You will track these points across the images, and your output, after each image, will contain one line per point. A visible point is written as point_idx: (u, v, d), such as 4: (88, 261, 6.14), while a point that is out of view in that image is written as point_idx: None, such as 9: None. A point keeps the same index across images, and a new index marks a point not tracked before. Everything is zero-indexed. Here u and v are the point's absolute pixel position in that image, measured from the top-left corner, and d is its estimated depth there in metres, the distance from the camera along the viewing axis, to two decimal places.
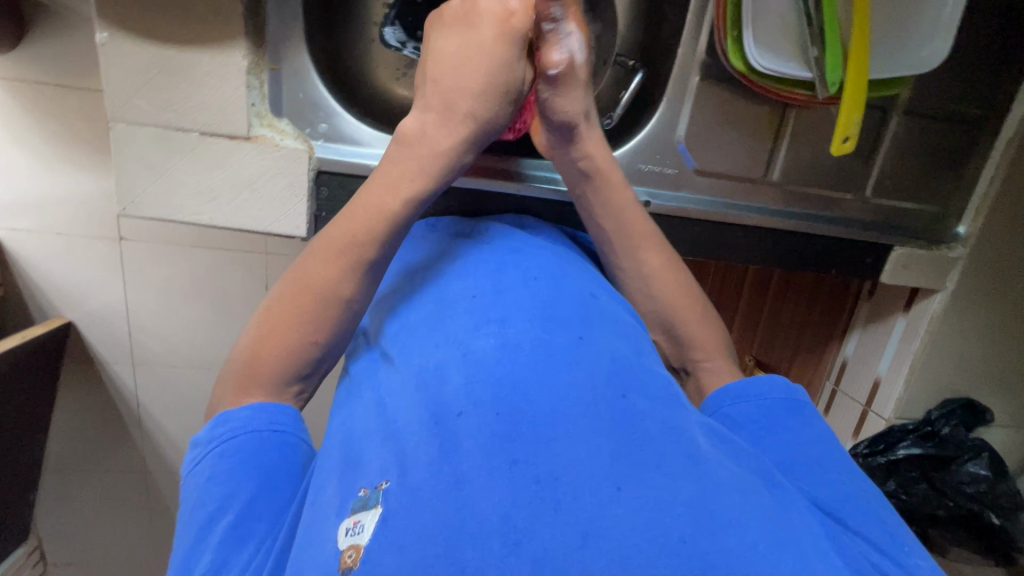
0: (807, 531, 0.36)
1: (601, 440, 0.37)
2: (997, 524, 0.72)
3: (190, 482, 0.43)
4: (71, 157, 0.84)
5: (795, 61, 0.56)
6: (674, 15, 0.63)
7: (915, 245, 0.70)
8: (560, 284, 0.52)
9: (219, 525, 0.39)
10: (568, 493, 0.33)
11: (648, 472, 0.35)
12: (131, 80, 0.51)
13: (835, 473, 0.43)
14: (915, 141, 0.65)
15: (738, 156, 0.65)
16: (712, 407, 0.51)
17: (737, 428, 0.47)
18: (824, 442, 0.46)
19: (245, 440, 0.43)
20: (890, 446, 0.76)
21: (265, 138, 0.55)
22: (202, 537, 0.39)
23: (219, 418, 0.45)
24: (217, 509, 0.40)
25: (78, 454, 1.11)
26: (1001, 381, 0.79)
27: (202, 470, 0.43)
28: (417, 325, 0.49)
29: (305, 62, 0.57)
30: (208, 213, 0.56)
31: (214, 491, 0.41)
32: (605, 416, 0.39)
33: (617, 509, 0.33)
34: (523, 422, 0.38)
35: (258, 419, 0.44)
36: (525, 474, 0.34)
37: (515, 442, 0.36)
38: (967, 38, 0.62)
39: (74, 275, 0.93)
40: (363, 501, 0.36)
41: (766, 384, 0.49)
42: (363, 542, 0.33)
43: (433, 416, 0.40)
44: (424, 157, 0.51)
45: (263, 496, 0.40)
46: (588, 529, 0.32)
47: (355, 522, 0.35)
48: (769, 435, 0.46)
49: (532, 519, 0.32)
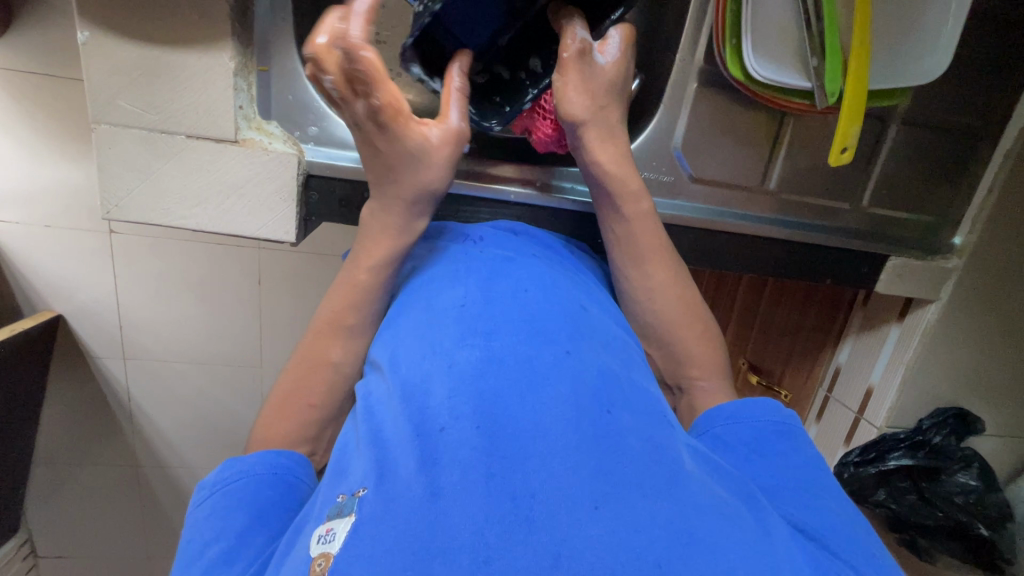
0: (788, 557, 0.35)
1: (581, 458, 0.36)
2: (985, 535, 0.73)
3: (189, 524, 0.43)
4: (59, 151, 0.83)
5: (795, 70, 0.55)
6: (672, 20, 0.62)
7: (910, 255, 0.70)
8: (550, 292, 0.50)
9: (208, 556, 0.39)
10: (543, 512, 0.33)
11: (628, 491, 0.35)
12: (114, 80, 0.50)
13: (825, 501, 0.41)
14: (914, 151, 0.65)
15: (735, 164, 0.64)
16: (702, 426, 0.49)
17: (726, 451, 0.45)
18: (814, 468, 0.44)
19: (246, 483, 0.44)
20: (880, 456, 0.76)
21: (253, 142, 0.54)
22: (192, 570, 0.39)
23: (226, 463, 0.46)
24: (211, 541, 0.40)
25: (66, 449, 1.10)
26: (993, 390, 0.79)
27: (202, 509, 0.43)
28: (406, 334, 0.48)
29: (294, 64, 0.56)
30: (195, 217, 0.55)
31: (209, 526, 0.41)
32: (588, 431, 0.38)
33: (592, 529, 0.32)
34: (503, 436, 0.37)
35: (262, 464, 0.46)
36: (502, 490, 0.34)
37: (493, 456, 0.36)
38: (970, 48, 0.61)
39: (62, 270, 0.92)
40: (339, 509, 0.36)
41: (758, 406, 0.48)
42: (333, 550, 0.33)
43: (416, 428, 0.39)
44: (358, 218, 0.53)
45: (253, 529, 0.40)
46: (561, 550, 0.31)
47: (327, 531, 0.35)
48: (759, 460, 0.44)
49: (505, 537, 0.31)
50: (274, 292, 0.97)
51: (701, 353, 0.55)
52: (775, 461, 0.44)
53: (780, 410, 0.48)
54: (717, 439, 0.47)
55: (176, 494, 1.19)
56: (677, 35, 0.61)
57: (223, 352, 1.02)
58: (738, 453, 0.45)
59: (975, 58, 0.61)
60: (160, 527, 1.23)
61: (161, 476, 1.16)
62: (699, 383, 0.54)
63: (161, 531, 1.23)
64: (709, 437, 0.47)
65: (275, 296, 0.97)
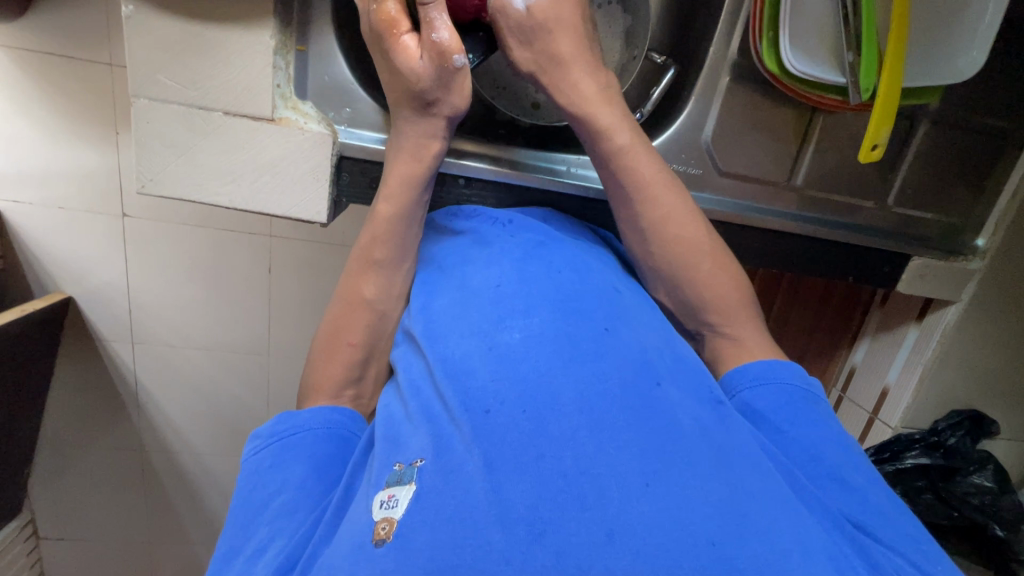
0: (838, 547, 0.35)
1: (628, 436, 0.36)
2: (1000, 536, 0.72)
3: (246, 470, 0.44)
4: (79, 129, 0.82)
5: (830, 65, 0.56)
6: (706, 14, 0.62)
7: (934, 255, 0.70)
8: (585, 274, 0.51)
9: (273, 507, 0.40)
10: (594, 487, 0.33)
11: (679, 471, 0.35)
12: (154, 56, 0.50)
13: (859, 480, 0.41)
14: (941, 152, 0.65)
15: (763, 160, 0.64)
16: (727, 388, 0.49)
17: (755, 417, 0.46)
18: (847, 447, 0.44)
19: (305, 437, 0.45)
20: (896, 455, 0.77)
21: (289, 121, 0.54)
22: (255, 518, 0.40)
23: (283, 415, 0.47)
24: (275, 492, 0.41)
25: (74, 430, 1.10)
26: (1009, 393, 0.79)
27: (260, 458, 0.44)
28: (446, 309, 0.49)
29: (332, 45, 0.57)
30: (229, 193, 0.55)
31: (271, 479, 0.42)
32: (634, 409, 0.38)
33: (644, 505, 0.33)
34: (552, 414, 0.37)
35: (315, 419, 0.47)
36: (552, 467, 0.34)
37: (542, 436, 0.36)
38: (1001, 50, 0.61)
39: (81, 249, 0.92)
40: (398, 476, 0.37)
41: (784, 370, 0.49)
42: (397, 515, 0.34)
43: (463, 403, 0.39)
44: (411, 166, 0.55)
45: (312, 483, 0.41)
46: (613, 526, 0.32)
47: (389, 496, 0.35)
48: (791, 429, 0.44)
49: (559, 512, 0.32)
50: (292, 278, 0.97)
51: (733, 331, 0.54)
52: (805, 430, 0.44)
53: (804, 377, 0.49)
54: (749, 408, 0.47)
55: (181, 477, 1.19)
56: (711, 28, 0.61)
57: (239, 337, 1.02)
58: (767, 421, 0.45)
59: (1007, 59, 0.61)
60: (164, 511, 1.23)
61: (167, 459, 1.16)
62: None
63: (166, 514, 1.23)
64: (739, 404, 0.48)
65: (293, 282, 0.97)
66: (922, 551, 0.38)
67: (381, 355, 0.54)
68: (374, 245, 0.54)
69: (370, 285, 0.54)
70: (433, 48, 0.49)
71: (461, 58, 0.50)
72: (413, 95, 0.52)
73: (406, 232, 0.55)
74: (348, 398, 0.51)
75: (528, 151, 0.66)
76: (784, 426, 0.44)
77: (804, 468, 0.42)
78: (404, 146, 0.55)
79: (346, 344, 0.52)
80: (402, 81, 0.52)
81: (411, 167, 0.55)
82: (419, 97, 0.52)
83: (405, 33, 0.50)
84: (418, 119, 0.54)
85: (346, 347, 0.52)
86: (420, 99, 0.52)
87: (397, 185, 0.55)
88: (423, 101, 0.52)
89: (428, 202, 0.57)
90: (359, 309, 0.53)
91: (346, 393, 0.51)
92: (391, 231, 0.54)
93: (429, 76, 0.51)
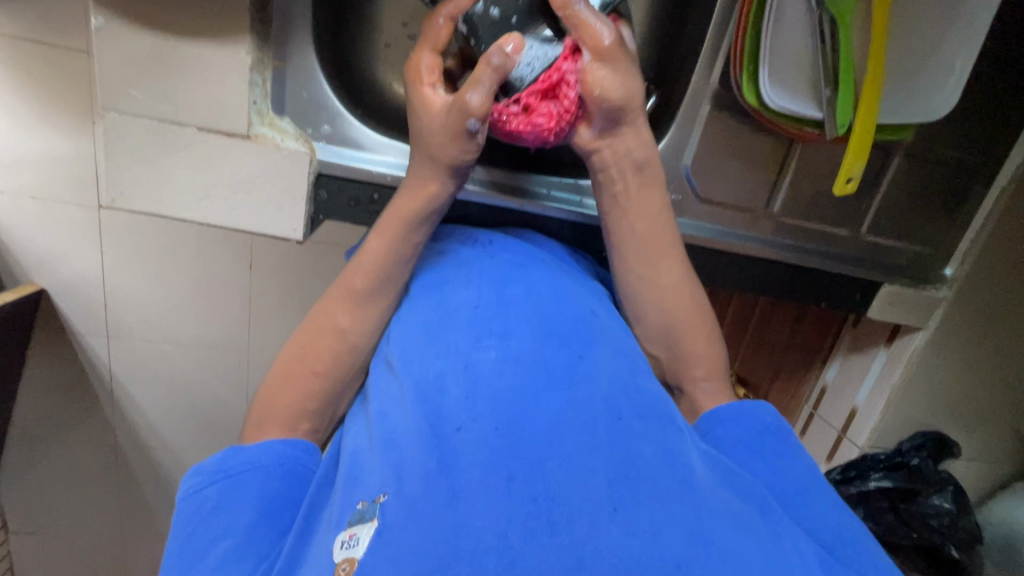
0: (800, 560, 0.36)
1: (598, 462, 0.37)
2: (957, 558, 0.75)
3: (186, 510, 0.43)
4: (52, 123, 0.80)
5: (807, 100, 0.57)
6: (689, 40, 0.62)
7: (903, 283, 0.72)
8: (562, 297, 0.51)
9: (216, 554, 0.40)
10: (564, 515, 0.34)
11: (645, 495, 0.36)
12: (126, 67, 0.49)
13: (824, 501, 0.44)
14: (914, 184, 0.66)
15: (741, 187, 0.65)
16: (703, 429, 0.50)
17: (729, 451, 0.47)
18: (814, 472, 0.46)
19: (254, 475, 0.44)
20: (861, 476, 0.80)
21: (265, 138, 0.53)
22: (194, 564, 0.40)
23: (230, 450, 0.46)
24: (217, 538, 0.41)
25: (44, 425, 1.08)
26: (972, 417, 0.82)
27: (204, 498, 0.43)
28: (419, 331, 0.49)
29: (310, 61, 0.56)
30: (202, 210, 0.55)
31: (216, 522, 0.41)
32: (602, 435, 0.39)
33: (612, 531, 0.33)
34: (522, 439, 0.38)
35: (265, 456, 0.46)
36: (522, 492, 0.34)
37: (514, 458, 0.36)
38: (975, 88, 0.63)
39: (52, 244, 0.89)
40: (360, 514, 0.36)
41: (757, 409, 0.50)
42: (357, 556, 0.34)
43: (431, 427, 0.39)
44: (406, 214, 0.53)
45: (260, 528, 0.41)
46: (583, 553, 0.32)
47: (350, 536, 0.35)
48: (765, 459, 0.46)
49: (528, 540, 0.32)
50: (270, 282, 0.96)
51: (700, 355, 0.55)
52: (779, 461, 0.46)
53: (775, 415, 0.50)
54: (721, 444, 0.48)
55: (154, 474, 1.17)
56: (694, 55, 0.62)
57: (215, 337, 1.01)
58: (742, 453, 0.47)
59: (980, 99, 0.63)
60: (137, 508, 1.21)
61: (140, 456, 1.15)
62: (705, 382, 0.55)
63: (138, 511, 1.22)
64: (712, 439, 0.49)
65: (271, 284, 0.96)
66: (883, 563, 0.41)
67: (352, 375, 0.53)
68: (355, 271, 0.53)
69: (347, 315, 0.52)
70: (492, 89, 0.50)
71: (475, 124, 0.49)
72: (427, 150, 0.52)
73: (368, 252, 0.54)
74: (302, 433, 0.50)
75: (511, 173, 0.66)
76: (761, 453, 0.47)
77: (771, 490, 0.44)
78: (408, 188, 0.54)
79: (311, 370, 0.51)
80: (422, 133, 0.52)
81: (410, 206, 0.53)
82: (430, 153, 0.52)
83: (429, 85, 0.53)
84: (425, 169, 0.53)
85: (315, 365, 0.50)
86: (432, 154, 0.52)
87: (392, 220, 0.54)
88: (430, 157, 0.52)
89: (422, 243, 0.55)
90: (329, 335, 0.52)
91: (299, 428, 0.50)
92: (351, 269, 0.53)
93: (444, 133, 0.51)
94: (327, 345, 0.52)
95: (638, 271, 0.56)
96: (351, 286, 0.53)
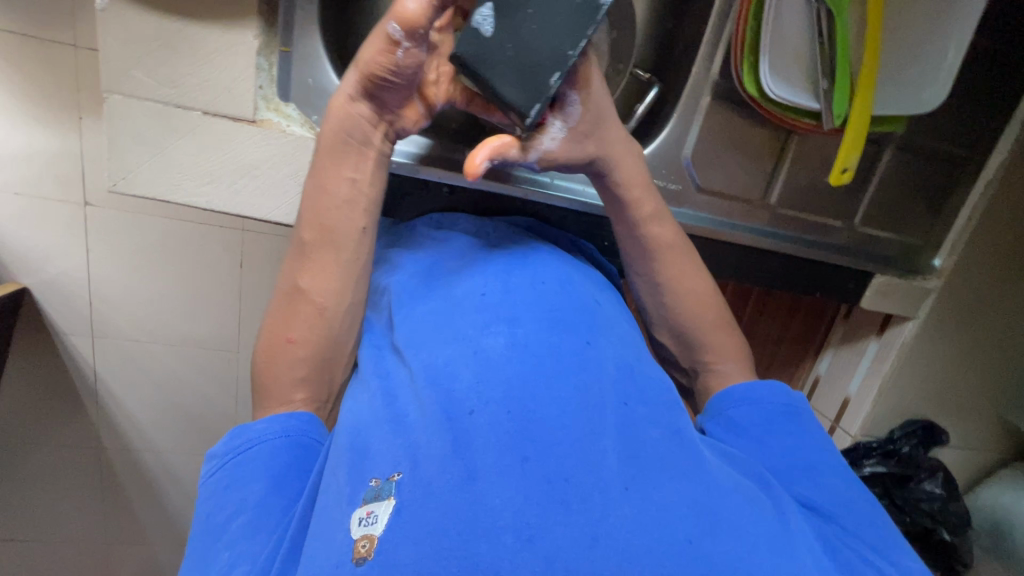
0: (803, 535, 0.38)
1: (608, 443, 0.37)
2: (949, 540, 0.79)
3: (205, 492, 0.43)
4: (41, 115, 0.78)
5: (806, 91, 0.58)
6: (688, 33, 0.64)
7: (895, 274, 0.74)
8: (566, 284, 0.52)
9: (235, 526, 0.39)
10: (578, 494, 0.34)
11: (657, 476, 0.36)
12: (129, 50, 0.49)
13: (831, 479, 0.45)
14: (905, 175, 0.68)
15: (739, 178, 0.66)
16: (714, 410, 0.51)
17: (734, 434, 0.48)
18: (820, 449, 0.47)
19: (262, 449, 0.44)
20: (856, 463, 0.82)
21: (271, 122, 0.54)
22: (214, 542, 0.39)
23: (236, 430, 0.45)
24: (233, 514, 0.40)
25: (30, 426, 1.05)
26: (960, 404, 0.84)
27: (216, 480, 0.43)
28: (428, 318, 0.48)
29: (316, 47, 0.56)
30: (205, 196, 0.54)
31: (230, 498, 0.41)
32: (611, 418, 0.40)
33: (625, 509, 0.34)
34: (535, 422, 0.38)
35: (272, 429, 0.45)
36: (537, 472, 0.35)
37: (528, 441, 0.37)
38: (962, 83, 0.65)
39: (38, 237, 0.87)
40: (375, 492, 0.36)
41: (767, 389, 0.51)
42: (377, 533, 0.33)
43: (444, 412, 0.39)
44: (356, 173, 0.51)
45: (272, 497, 0.41)
46: (597, 532, 0.32)
47: (367, 513, 0.35)
48: (771, 438, 0.47)
49: (545, 517, 0.33)
50: (265, 276, 0.95)
51: (703, 343, 0.56)
52: (782, 440, 0.47)
53: (786, 392, 0.51)
54: (734, 423, 0.49)
55: (143, 475, 1.15)
56: (694, 47, 0.63)
57: (208, 332, 0.99)
58: (749, 434, 0.47)
59: (968, 92, 0.65)
60: (124, 510, 1.19)
61: (128, 457, 1.12)
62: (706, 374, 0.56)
63: (126, 513, 1.19)
64: (725, 420, 0.49)
65: (265, 278, 0.95)
66: (886, 539, 0.42)
67: (357, 362, 0.52)
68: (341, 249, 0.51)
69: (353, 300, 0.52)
70: (410, 80, 0.48)
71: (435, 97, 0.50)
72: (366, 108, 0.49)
73: (363, 232, 0.52)
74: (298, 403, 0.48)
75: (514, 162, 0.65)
76: (763, 435, 0.47)
77: (776, 473, 0.45)
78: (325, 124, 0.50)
79: None
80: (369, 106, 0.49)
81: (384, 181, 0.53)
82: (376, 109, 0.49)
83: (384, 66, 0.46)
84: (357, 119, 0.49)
85: (318, 350, 0.49)
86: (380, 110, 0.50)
87: None
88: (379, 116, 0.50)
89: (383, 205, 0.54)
90: None
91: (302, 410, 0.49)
92: (307, 227, 0.51)
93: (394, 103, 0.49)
94: (331, 334, 0.50)
95: (642, 260, 0.57)
96: (352, 267, 0.52)
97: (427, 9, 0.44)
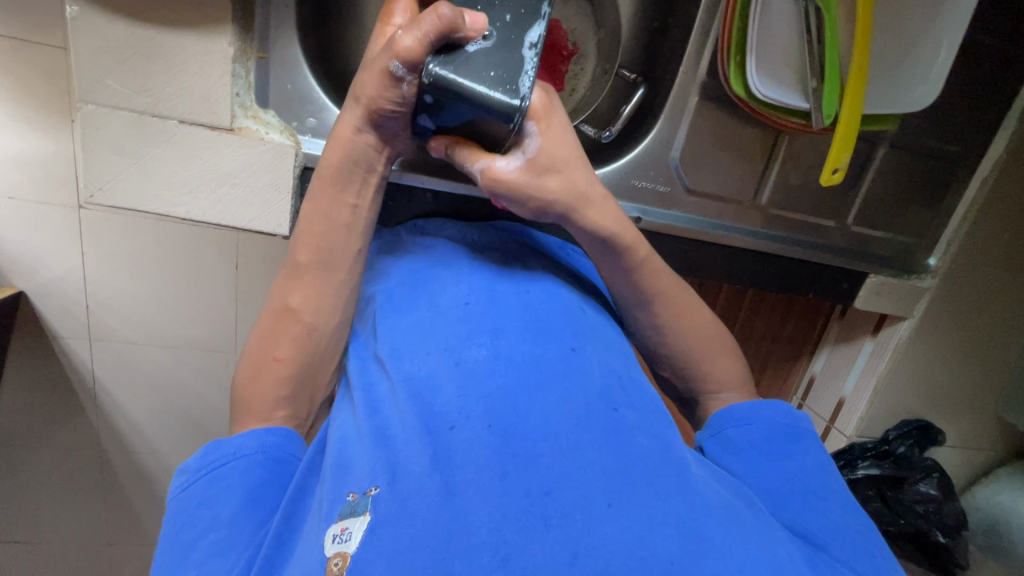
0: (789, 555, 0.36)
1: (591, 456, 0.37)
2: (943, 543, 0.79)
3: (175, 508, 0.42)
4: (26, 120, 0.78)
5: (794, 91, 0.57)
6: (676, 32, 0.63)
7: (887, 273, 0.73)
8: (553, 293, 0.51)
9: (202, 546, 0.39)
10: (558, 509, 0.33)
11: (641, 489, 0.35)
12: (103, 58, 0.48)
13: (825, 503, 0.44)
14: (899, 174, 0.67)
15: (729, 179, 0.65)
16: (715, 427, 0.51)
17: (734, 453, 0.48)
18: (817, 471, 0.46)
19: (237, 465, 0.43)
20: (850, 465, 0.82)
21: (249, 131, 0.53)
22: (183, 560, 0.39)
23: (212, 444, 0.45)
24: (203, 532, 0.39)
25: (25, 431, 1.05)
26: (957, 404, 0.83)
27: (190, 494, 0.42)
28: (412, 328, 0.48)
29: (295, 53, 0.55)
30: (184, 205, 0.53)
31: (202, 515, 0.40)
32: (596, 430, 0.39)
33: (607, 526, 0.33)
34: (516, 436, 0.37)
35: (248, 445, 0.44)
36: (517, 488, 0.34)
37: (509, 455, 0.36)
38: (957, 79, 0.64)
39: (27, 243, 0.87)
40: (351, 507, 0.35)
41: (767, 408, 0.51)
42: (350, 550, 0.33)
43: (425, 425, 0.39)
44: (344, 188, 0.52)
45: (244, 517, 0.40)
46: (578, 548, 0.31)
47: (342, 530, 0.34)
48: (769, 460, 0.47)
49: (523, 534, 0.32)
50: (256, 280, 0.94)
51: (692, 348, 0.55)
52: (780, 461, 0.47)
53: (790, 414, 0.51)
54: (732, 442, 0.49)
55: (140, 478, 1.15)
56: (682, 46, 0.62)
57: (200, 337, 0.99)
58: (749, 454, 0.47)
59: (963, 89, 0.64)
60: (122, 512, 1.19)
61: (125, 460, 1.12)
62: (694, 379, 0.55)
63: (124, 516, 1.19)
64: (723, 437, 0.49)
65: (256, 282, 0.94)
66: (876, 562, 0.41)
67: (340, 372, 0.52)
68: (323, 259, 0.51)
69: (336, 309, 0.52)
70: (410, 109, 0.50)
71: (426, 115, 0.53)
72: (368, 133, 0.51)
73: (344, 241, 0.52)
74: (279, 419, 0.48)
75: None
76: (761, 456, 0.47)
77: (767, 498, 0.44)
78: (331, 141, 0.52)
79: None
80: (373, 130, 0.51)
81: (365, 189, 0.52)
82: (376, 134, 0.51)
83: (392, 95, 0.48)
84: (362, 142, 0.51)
85: (301, 360, 0.49)
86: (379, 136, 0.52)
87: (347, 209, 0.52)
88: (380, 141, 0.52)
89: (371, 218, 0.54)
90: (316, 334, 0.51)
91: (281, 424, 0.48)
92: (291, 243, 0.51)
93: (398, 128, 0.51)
94: (312, 344, 0.49)
95: None
96: (333, 277, 0.51)
97: (426, 44, 0.45)
